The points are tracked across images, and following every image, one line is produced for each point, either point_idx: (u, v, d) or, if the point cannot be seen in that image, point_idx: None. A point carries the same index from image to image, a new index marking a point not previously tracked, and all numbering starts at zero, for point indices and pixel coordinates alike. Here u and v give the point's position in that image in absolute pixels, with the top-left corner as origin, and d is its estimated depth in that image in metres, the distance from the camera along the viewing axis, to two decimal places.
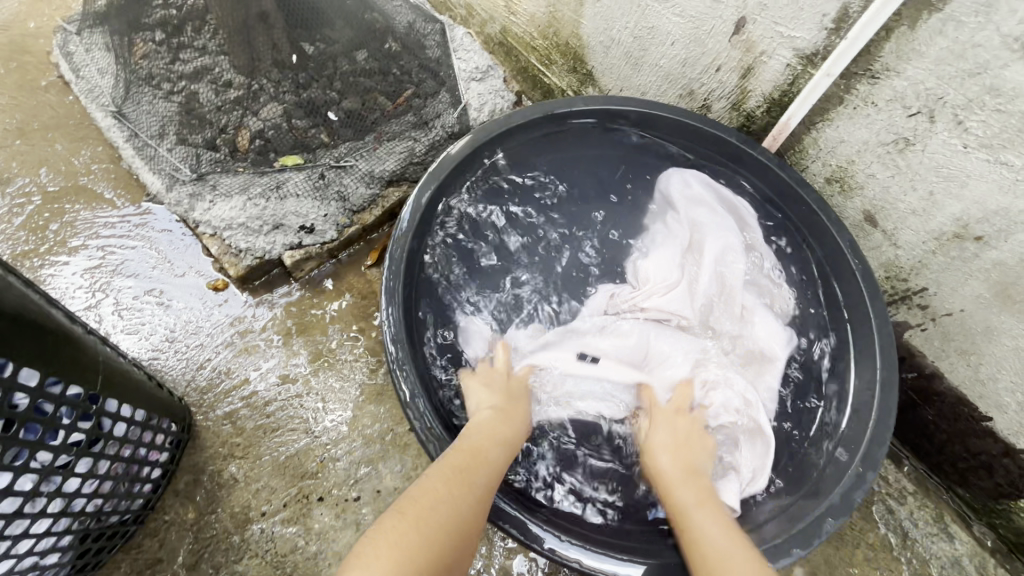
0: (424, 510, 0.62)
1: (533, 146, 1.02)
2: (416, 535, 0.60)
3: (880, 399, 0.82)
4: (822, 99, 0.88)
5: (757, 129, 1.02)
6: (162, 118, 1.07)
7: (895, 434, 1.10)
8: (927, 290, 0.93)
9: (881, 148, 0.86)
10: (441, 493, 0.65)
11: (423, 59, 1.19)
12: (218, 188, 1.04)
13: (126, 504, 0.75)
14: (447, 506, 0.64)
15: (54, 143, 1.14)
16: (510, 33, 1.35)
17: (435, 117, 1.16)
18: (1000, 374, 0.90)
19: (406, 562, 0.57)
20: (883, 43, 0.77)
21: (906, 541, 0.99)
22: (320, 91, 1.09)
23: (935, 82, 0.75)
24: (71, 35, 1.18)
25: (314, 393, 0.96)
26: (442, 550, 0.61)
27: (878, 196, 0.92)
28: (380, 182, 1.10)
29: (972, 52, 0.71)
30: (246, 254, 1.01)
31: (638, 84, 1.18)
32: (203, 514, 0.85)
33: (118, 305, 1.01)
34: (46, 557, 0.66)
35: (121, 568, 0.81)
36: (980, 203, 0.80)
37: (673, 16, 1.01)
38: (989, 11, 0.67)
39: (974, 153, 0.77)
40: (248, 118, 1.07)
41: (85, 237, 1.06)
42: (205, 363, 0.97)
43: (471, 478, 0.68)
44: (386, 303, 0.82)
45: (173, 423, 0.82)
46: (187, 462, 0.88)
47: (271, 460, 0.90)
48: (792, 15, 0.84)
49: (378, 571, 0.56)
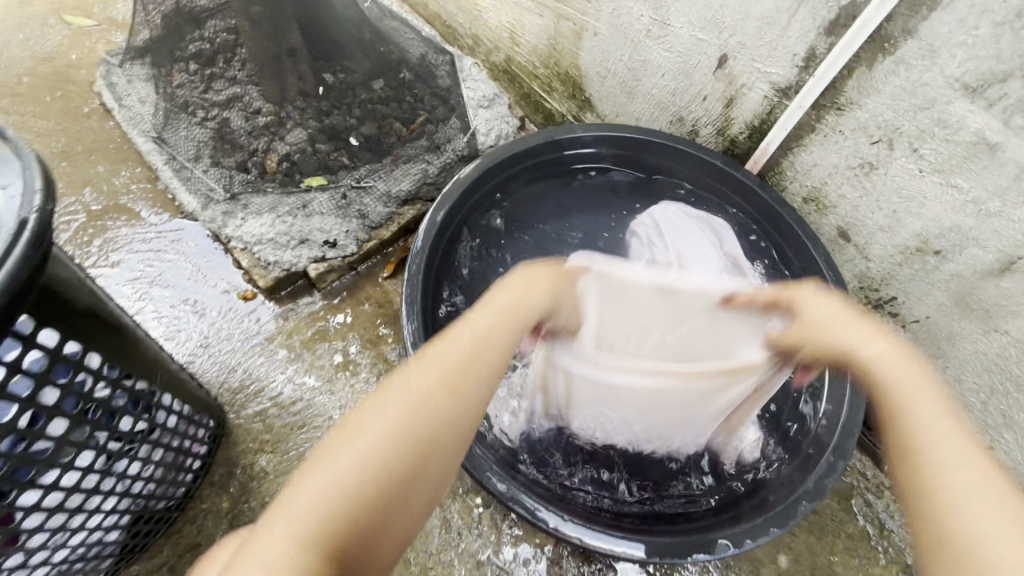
0: (391, 433, 0.50)
1: (535, 169, 1.12)
2: (372, 443, 0.50)
3: (852, 396, 0.90)
4: (796, 127, 0.98)
5: (741, 153, 1.12)
6: (198, 143, 1.17)
7: (875, 434, 1.18)
8: (896, 300, 1.02)
9: (849, 171, 0.96)
10: (398, 409, 0.52)
11: (435, 87, 1.27)
12: (249, 207, 1.15)
13: (171, 491, 0.83)
14: (404, 420, 0.52)
15: (97, 165, 1.24)
16: (514, 62, 1.46)
17: (446, 141, 1.26)
18: (964, 376, 0.99)
19: (362, 462, 0.49)
20: (846, 80, 0.87)
21: (883, 532, 1.07)
22: (341, 117, 1.17)
23: (892, 114, 0.85)
24: (114, 67, 1.29)
25: (336, 393, 1.05)
26: (404, 453, 0.51)
27: (849, 214, 1.01)
28: (396, 202, 1.21)
29: (922, 89, 0.81)
30: (275, 266, 1.11)
31: (632, 111, 1.29)
32: (237, 503, 0.93)
33: (156, 313, 1.10)
34: (107, 535, 0.73)
35: (164, 551, 0.89)
36: (936, 221, 0.89)
37: (663, 51, 1.12)
38: (932, 55, 0.77)
39: (929, 177, 0.87)
40: (276, 143, 1.15)
41: (125, 251, 1.16)
42: (237, 367, 1.06)
43: (442, 410, 0.53)
44: (407, 311, 0.91)
45: (211, 419, 0.91)
46: (222, 456, 0.97)
47: (297, 454, 0.98)
48: (767, 53, 0.95)
49: (333, 477, 0.48)
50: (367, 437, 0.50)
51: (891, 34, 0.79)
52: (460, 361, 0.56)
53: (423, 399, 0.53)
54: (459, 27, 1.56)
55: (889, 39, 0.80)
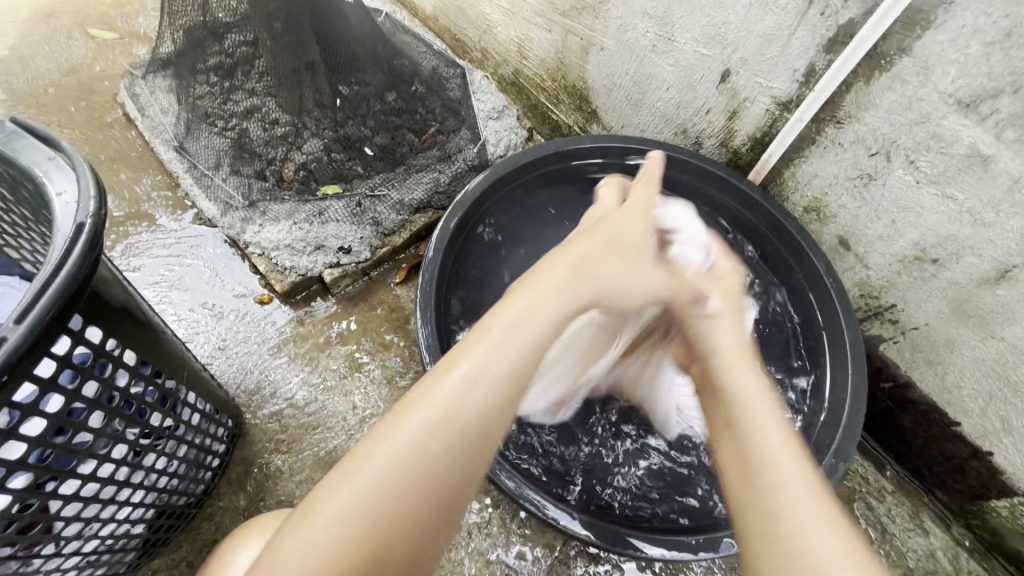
0: (374, 488, 0.52)
1: (544, 179, 1.16)
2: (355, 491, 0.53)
3: (851, 400, 0.92)
4: (797, 139, 1.02)
5: (743, 164, 1.16)
6: (218, 152, 1.22)
7: (877, 440, 1.20)
8: (896, 307, 1.05)
9: (849, 182, 0.99)
10: (388, 459, 0.54)
11: (446, 99, 1.32)
12: (267, 214, 1.19)
13: (191, 488, 0.86)
14: (386, 468, 0.54)
15: (119, 173, 1.28)
16: (522, 75, 1.51)
17: (457, 151, 1.31)
18: (963, 382, 1.01)
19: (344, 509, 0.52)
20: (845, 95, 0.91)
21: (885, 535, 1.09)
22: (355, 127, 1.20)
23: (889, 128, 0.89)
24: (137, 79, 1.35)
25: (350, 395, 1.08)
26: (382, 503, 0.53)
27: (849, 223, 1.04)
28: (409, 210, 1.25)
29: (917, 104, 0.84)
30: (291, 271, 1.14)
31: (637, 123, 1.33)
32: (253, 501, 0.96)
33: (175, 316, 1.13)
34: (134, 528, 0.75)
35: (182, 546, 0.91)
36: (933, 230, 0.92)
37: (667, 66, 1.16)
38: (927, 72, 0.81)
39: (925, 188, 0.90)
40: (294, 152, 1.20)
41: (146, 256, 1.19)
42: (253, 368, 1.09)
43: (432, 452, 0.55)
44: (421, 314, 0.94)
45: (229, 419, 0.93)
46: (238, 455, 0.99)
47: (312, 454, 1.01)
48: (768, 69, 0.99)
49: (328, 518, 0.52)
50: (367, 478, 0.53)
51: (887, 52, 0.83)
52: (469, 376, 0.58)
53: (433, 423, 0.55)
54: (469, 41, 1.60)
55: (885, 57, 0.84)
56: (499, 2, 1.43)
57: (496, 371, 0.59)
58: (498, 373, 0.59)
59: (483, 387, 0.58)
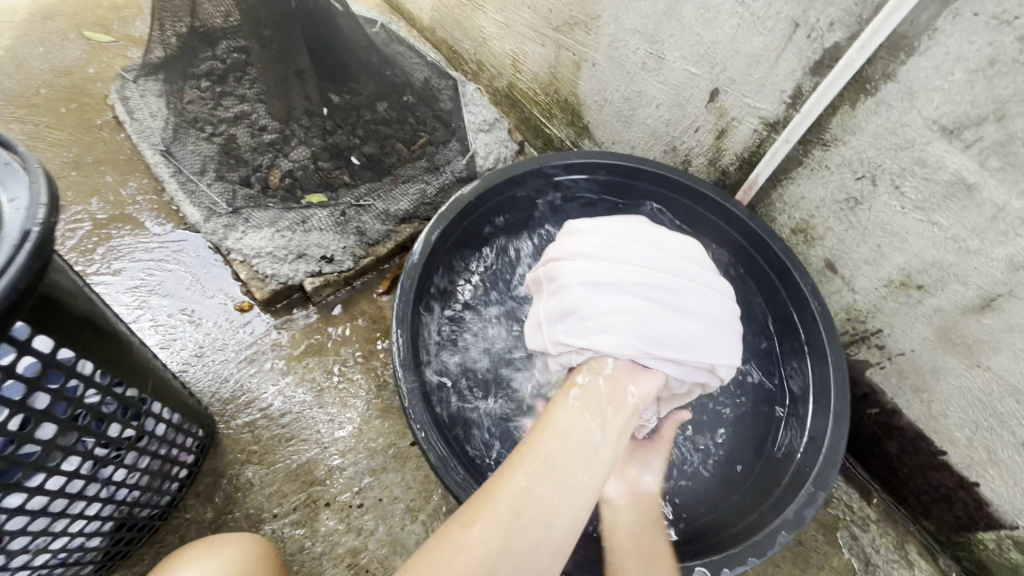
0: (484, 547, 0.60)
1: (530, 192, 1.15)
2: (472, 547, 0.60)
3: (833, 426, 0.90)
4: (784, 160, 1.01)
5: (732, 183, 1.15)
6: (204, 157, 1.21)
7: (863, 466, 1.18)
8: (882, 332, 1.03)
9: (835, 206, 0.98)
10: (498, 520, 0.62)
11: (437, 111, 1.32)
12: (250, 221, 1.18)
13: (155, 499, 0.84)
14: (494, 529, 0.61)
15: (105, 175, 1.28)
16: (516, 88, 1.51)
17: (446, 163, 1.30)
18: (950, 411, 0.99)
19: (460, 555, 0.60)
20: (831, 118, 0.90)
21: (868, 565, 1.06)
22: (344, 137, 1.20)
23: (875, 152, 0.88)
24: (129, 82, 1.35)
25: (326, 406, 1.06)
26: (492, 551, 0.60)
27: (835, 246, 1.03)
28: (394, 220, 1.24)
29: (902, 130, 0.83)
30: (272, 279, 1.13)
31: (628, 139, 1.32)
32: (221, 513, 0.94)
33: (153, 322, 1.12)
34: (90, 540, 0.73)
35: (146, 559, 0.89)
36: (919, 256, 0.91)
37: (658, 83, 1.16)
38: (911, 99, 0.80)
39: (911, 214, 0.89)
40: (280, 159, 1.19)
41: (127, 260, 1.18)
42: (229, 377, 1.07)
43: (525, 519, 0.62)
44: (397, 326, 0.93)
45: (199, 429, 0.92)
46: (208, 466, 0.97)
47: (284, 467, 0.99)
48: (756, 89, 0.99)
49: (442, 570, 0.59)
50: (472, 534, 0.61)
51: (872, 77, 0.82)
52: (528, 478, 0.64)
53: (503, 519, 0.62)
54: (464, 53, 1.61)
55: (870, 81, 0.83)
56: (494, 15, 1.44)
57: (565, 465, 0.66)
58: (565, 470, 0.65)
59: (560, 476, 0.65)
